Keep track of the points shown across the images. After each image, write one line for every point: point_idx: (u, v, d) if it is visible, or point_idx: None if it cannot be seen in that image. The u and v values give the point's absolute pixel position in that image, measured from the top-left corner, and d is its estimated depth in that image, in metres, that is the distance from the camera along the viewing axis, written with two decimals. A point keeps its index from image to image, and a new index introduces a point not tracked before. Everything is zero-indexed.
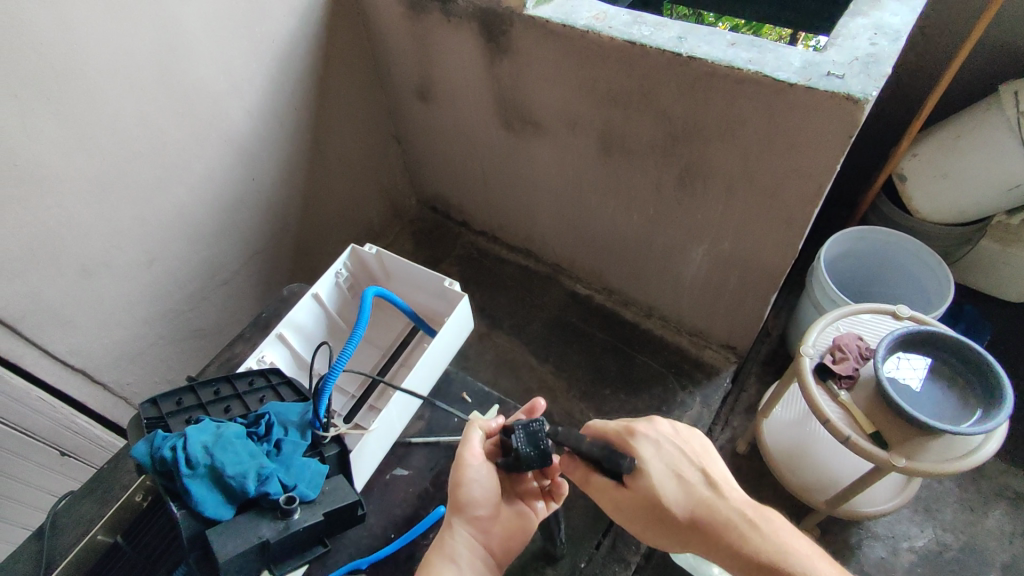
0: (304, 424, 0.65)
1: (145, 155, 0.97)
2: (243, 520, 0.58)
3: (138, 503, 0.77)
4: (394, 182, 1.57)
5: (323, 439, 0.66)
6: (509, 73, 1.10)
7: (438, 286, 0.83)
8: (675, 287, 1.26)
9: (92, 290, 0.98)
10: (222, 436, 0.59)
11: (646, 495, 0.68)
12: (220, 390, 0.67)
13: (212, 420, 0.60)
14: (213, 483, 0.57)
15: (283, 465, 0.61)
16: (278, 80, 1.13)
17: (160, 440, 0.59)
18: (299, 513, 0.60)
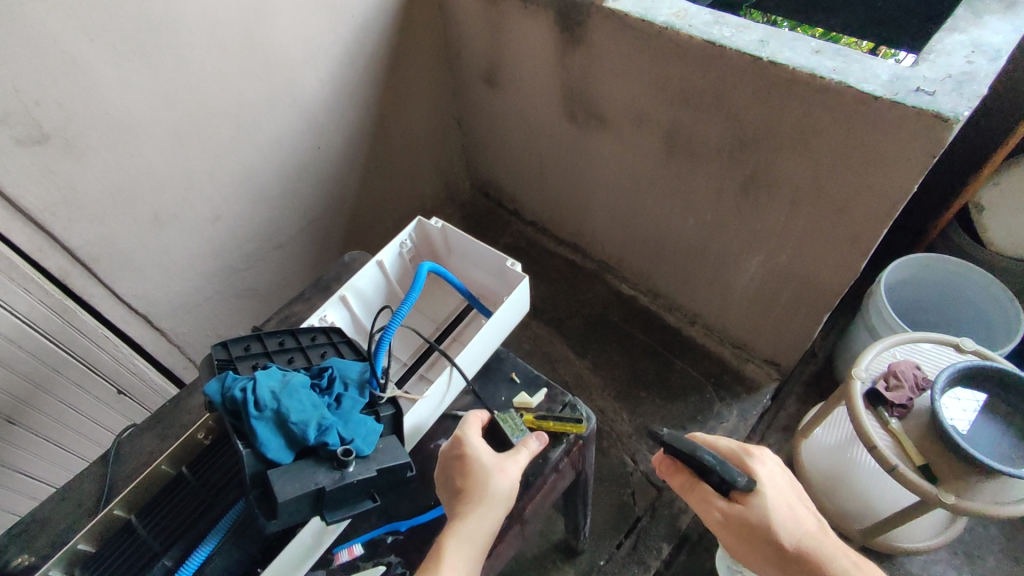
0: (363, 382, 0.60)
1: (223, 115, 1.01)
2: (300, 466, 0.52)
3: (200, 441, 0.69)
4: (450, 164, 1.59)
5: (380, 398, 0.60)
6: (580, 64, 1.10)
7: (497, 267, 0.83)
8: (724, 297, 1.24)
9: (161, 239, 1.03)
10: (289, 384, 0.55)
11: (760, 519, 0.67)
12: (285, 342, 0.65)
13: (274, 369, 0.57)
14: (272, 425, 0.52)
15: (343, 418, 0.55)
16: (353, 53, 1.15)
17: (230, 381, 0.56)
18: (354, 466, 0.52)
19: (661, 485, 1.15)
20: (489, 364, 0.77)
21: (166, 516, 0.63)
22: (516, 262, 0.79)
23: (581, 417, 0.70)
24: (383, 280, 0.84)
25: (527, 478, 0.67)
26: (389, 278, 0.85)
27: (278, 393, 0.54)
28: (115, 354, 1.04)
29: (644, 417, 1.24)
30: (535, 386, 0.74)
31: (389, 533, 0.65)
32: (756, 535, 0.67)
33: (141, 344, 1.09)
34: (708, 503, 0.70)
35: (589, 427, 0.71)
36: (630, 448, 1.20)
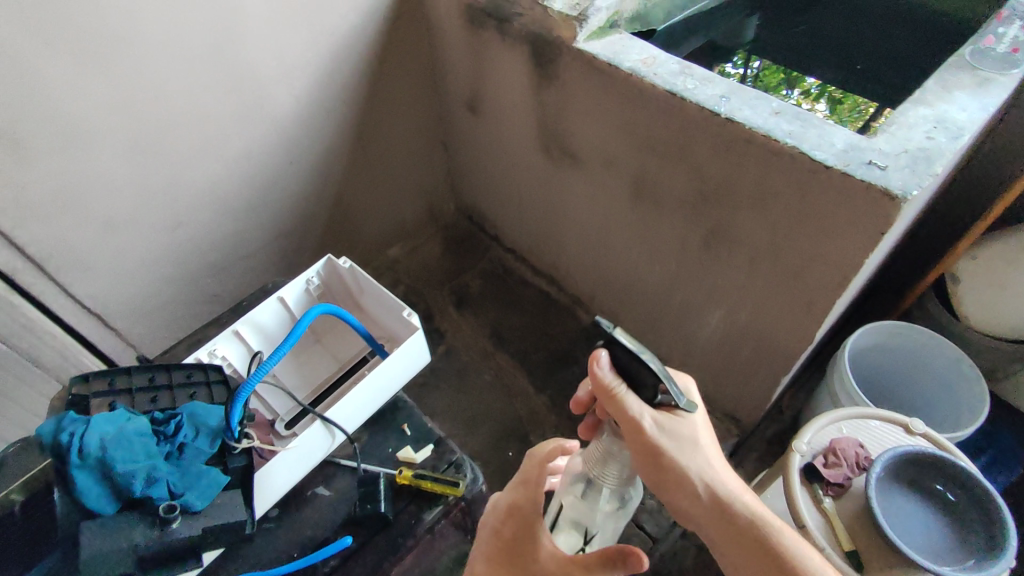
0: (214, 432, 0.61)
1: (190, 125, 1.01)
2: (123, 518, 0.54)
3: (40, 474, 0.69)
4: (434, 185, 1.58)
5: (233, 446, 0.61)
6: (554, 101, 1.09)
7: (400, 314, 0.81)
8: (688, 347, 1.21)
9: (117, 241, 1.03)
10: (123, 431, 0.57)
11: (681, 449, 0.60)
12: (154, 379, 0.65)
13: (120, 415, 0.58)
14: (95, 475, 0.54)
15: (178, 469, 0.58)
16: (332, 70, 1.16)
17: (69, 423, 0.57)
18: (177, 522, 0.55)
19: None
20: (386, 411, 0.77)
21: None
22: (413, 313, 0.78)
23: (459, 478, 0.69)
24: (287, 316, 0.84)
25: (398, 538, 0.67)
26: (294, 313, 0.85)
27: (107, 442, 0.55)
28: (64, 351, 1.05)
29: None
30: (424, 440, 0.74)
31: None
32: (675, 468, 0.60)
33: (93, 342, 1.10)
34: (636, 417, 0.58)
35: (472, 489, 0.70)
36: None
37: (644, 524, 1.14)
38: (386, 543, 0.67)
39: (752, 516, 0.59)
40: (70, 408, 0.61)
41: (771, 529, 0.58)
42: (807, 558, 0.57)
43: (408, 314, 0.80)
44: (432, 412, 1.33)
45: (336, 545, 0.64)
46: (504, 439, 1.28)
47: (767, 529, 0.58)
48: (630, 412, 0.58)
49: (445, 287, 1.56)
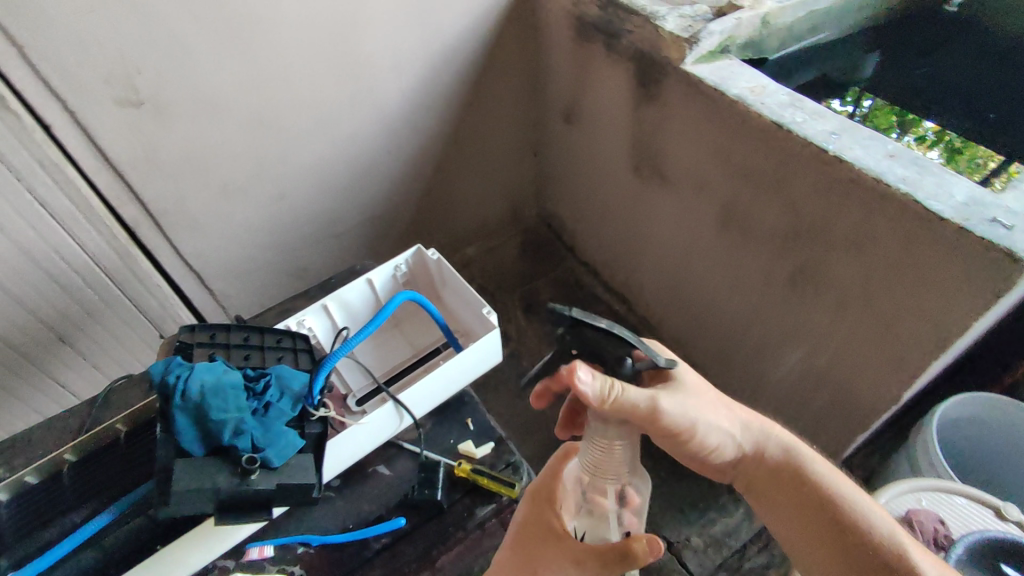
0: (298, 394, 0.61)
1: (303, 108, 1.08)
2: (207, 462, 0.55)
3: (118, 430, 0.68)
4: (520, 189, 1.60)
5: (311, 414, 0.62)
6: (652, 119, 1.08)
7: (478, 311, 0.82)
8: (758, 386, 1.16)
9: (224, 207, 1.12)
10: (219, 380, 0.58)
11: (704, 416, 0.61)
12: (249, 339, 0.68)
13: (220, 366, 0.60)
14: (191, 417, 0.55)
15: (262, 425, 0.58)
16: (439, 69, 1.20)
17: (175, 366, 0.60)
18: (256, 475, 0.55)
19: None
20: (451, 404, 0.79)
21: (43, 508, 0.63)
22: (492, 311, 0.78)
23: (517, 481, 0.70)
24: (372, 297, 0.87)
25: (448, 527, 0.68)
26: (379, 295, 0.87)
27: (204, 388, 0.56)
28: (164, 301, 1.14)
29: None
30: (484, 438, 0.75)
31: (302, 543, 0.66)
32: (704, 436, 0.63)
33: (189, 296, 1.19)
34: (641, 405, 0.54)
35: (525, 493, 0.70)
36: None
37: (686, 561, 1.10)
38: (434, 531, 0.68)
39: (785, 453, 0.64)
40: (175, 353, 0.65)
41: (807, 472, 0.62)
42: (852, 497, 0.60)
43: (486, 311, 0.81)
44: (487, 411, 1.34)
45: (388, 523, 0.67)
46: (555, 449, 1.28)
47: (804, 469, 0.62)
48: (631, 406, 0.54)
49: (516, 292, 1.57)
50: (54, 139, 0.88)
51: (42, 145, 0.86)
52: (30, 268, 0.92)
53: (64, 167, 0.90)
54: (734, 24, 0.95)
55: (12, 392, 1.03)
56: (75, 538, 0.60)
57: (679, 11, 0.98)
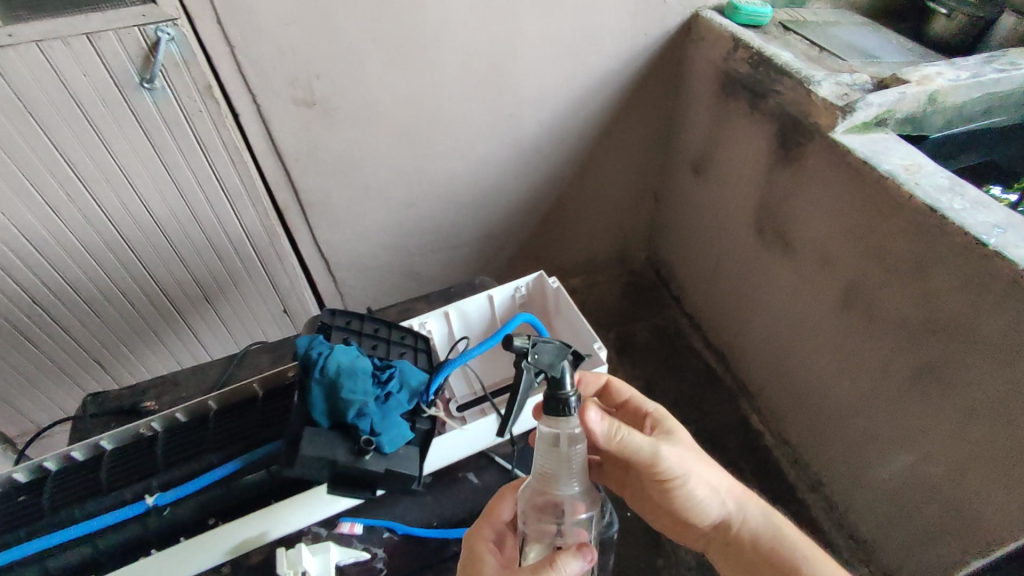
0: (416, 391, 0.64)
1: (446, 127, 1.16)
2: (331, 436, 0.58)
3: (253, 390, 0.72)
4: (634, 231, 1.60)
5: (424, 411, 0.65)
6: (786, 183, 1.05)
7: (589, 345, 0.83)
8: (858, 481, 1.07)
9: (361, 205, 1.21)
10: (354, 364, 0.61)
11: (697, 473, 0.66)
12: (378, 331, 0.73)
13: (354, 348, 0.64)
14: (324, 390, 0.59)
15: (383, 413, 0.61)
16: (577, 105, 1.24)
17: (317, 342, 0.64)
18: (370, 457, 0.58)
19: None
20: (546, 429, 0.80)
21: (180, 446, 0.67)
22: (604, 348, 0.78)
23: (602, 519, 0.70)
24: (489, 313, 0.91)
25: None
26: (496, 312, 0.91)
27: (341, 368, 0.60)
28: (293, 281, 1.25)
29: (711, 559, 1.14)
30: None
31: (388, 529, 0.70)
32: (694, 494, 0.67)
33: (313, 279, 1.30)
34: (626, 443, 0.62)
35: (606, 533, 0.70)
36: None
37: None
38: None
39: (764, 523, 0.68)
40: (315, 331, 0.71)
41: (783, 543, 0.66)
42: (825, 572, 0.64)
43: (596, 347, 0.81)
44: None
45: None
46: None
47: (780, 539, 0.66)
48: (632, 446, 0.62)
49: (612, 331, 1.57)
50: (238, 125, 1.00)
51: (230, 129, 0.98)
52: (197, 232, 1.08)
53: (242, 150, 1.02)
54: (896, 98, 0.91)
55: (154, 331, 1.20)
56: (206, 476, 0.63)
57: (836, 78, 0.96)
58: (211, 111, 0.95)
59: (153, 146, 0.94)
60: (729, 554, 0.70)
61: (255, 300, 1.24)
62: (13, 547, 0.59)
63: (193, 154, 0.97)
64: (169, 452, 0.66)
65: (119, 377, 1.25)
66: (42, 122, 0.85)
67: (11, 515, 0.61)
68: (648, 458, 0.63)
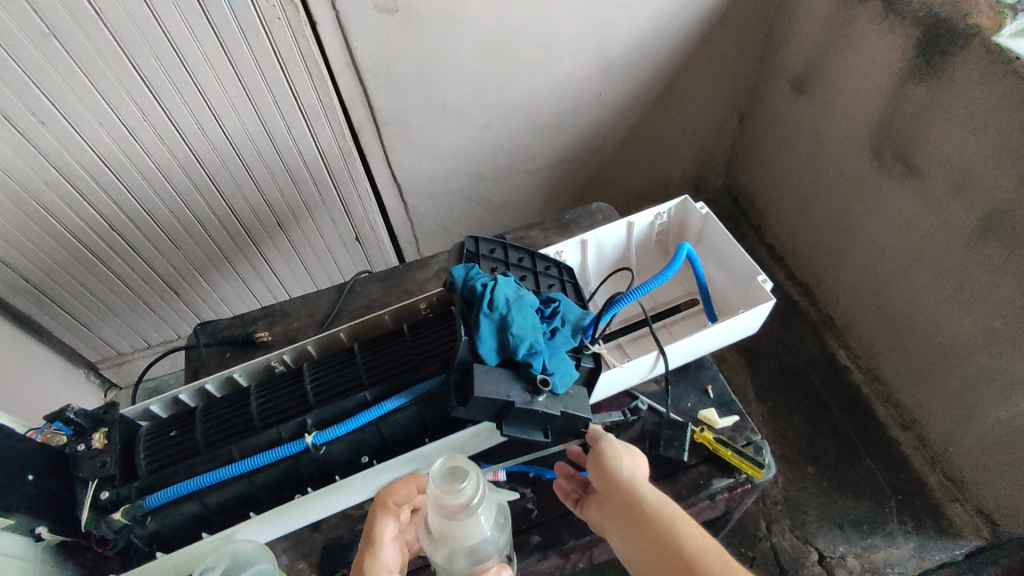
0: (578, 327, 0.62)
1: (533, 36, 1.05)
2: (503, 373, 0.56)
3: (384, 323, 0.70)
4: (714, 155, 1.50)
5: (587, 347, 0.62)
6: (921, 99, 0.94)
7: (746, 279, 0.74)
8: (963, 420, 1.03)
9: (440, 126, 1.14)
10: (521, 299, 0.59)
11: (629, 454, 0.59)
12: (523, 261, 0.70)
13: (514, 280, 0.61)
14: (493, 327, 0.56)
15: (550, 351, 0.58)
16: (675, 13, 1.11)
17: (477, 275, 0.61)
18: (543, 397, 0.56)
19: (787, 569, 1.06)
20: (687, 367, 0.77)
21: (328, 385, 0.63)
22: (770, 280, 0.69)
23: (763, 463, 0.67)
24: (625, 242, 0.82)
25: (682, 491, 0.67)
26: (632, 242, 0.82)
27: (510, 302, 0.57)
28: (367, 208, 1.21)
29: (800, 494, 1.13)
30: (728, 409, 0.73)
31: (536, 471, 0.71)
32: (619, 463, 0.57)
33: (387, 206, 1.25)
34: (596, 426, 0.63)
35: (766, 476, 0.68)
36: (770, 515, 1.11)
37: None
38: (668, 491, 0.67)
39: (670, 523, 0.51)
40: (462, 261, 0.69)
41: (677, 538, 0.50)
42: None
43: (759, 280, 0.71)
44: None
45: None
46: None
47: (678, 535, 0.50)
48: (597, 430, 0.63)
49: None
50: (316, 36, 0.92)
51: (309, 41, 0.90)
52: (272, 155, 1.03)
53: (321, 64, 0.94)
54: None
55: (228, 260, 1.17)
56: (367, 414, 0.60)
57: None
58: (290, 18, 0.86)
59: (230, 61, 0.87)
60: (614, 527, 0.55)
61: (329, 226, 1.21)
62: (175, 484, 0.59)
63: (272, 71, 0.91)
64: (319, 389, 0.63)
65: (197, 308, 1.25)
66: (114, 30, 0.78)
67: (164, 450, 0.61)
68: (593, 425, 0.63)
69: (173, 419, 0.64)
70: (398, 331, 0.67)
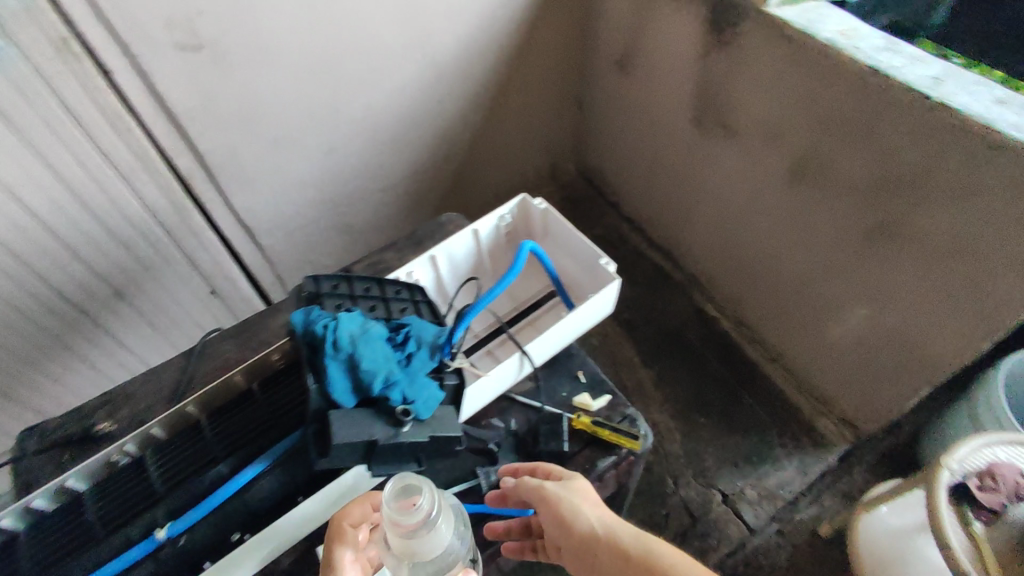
0: (436, 347, 0.61)
1: (358, 53, 1.03)
2: (362, 413, 0.54)
3: (235, 384, 0.67)
4: (561, 143, 1.56)
5: (447, 366, 0.61)
6: (722, 67, 1.04)
7: (592, 263, 0.78)
8: (814, 343, 1.17)
9: (278, 159, 1.08)
10: (369, 332, 0.57)
11: (585, 503, 0.58)
12: (371, 290, 0.69)
13: (360, 314, 0.59)
14: (344, 368, 0.55)
15: (410, 377, 0.57)
16: (494, 14, 1.14)
17: (318, 316, 0.59)
18: (410, 427, 0.55)
19: (698, 517, 1.12)
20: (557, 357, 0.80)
21: (178, 465, 0.61)
22: (613, 261, 0.74)
23: (638, 434, 0.71)
24: (475, 250, 0.83)
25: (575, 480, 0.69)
26: (482, 248, 0.83)
27: (357, 339, 0.56)
28: (216, 256, 1.14)
29: (696, 444, 1.20)
30: (599, 390, 0.76)
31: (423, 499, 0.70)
32: (582, 520, 0.57)
33: (239, 252, 1.17)
34: (536, 487, 0.61)
35: (644, 445, 0.72)
36: (674, 471, 1.17)
37: (743, 514, 1.12)
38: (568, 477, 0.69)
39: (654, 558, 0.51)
40: (305, 303, 0.66)
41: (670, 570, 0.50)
42: None
43: (603, 263, 0.76)
44: None
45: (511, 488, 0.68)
46: None
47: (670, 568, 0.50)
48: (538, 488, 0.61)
49: None
50: (111, 84, 0.84)
51: (103, 91, 0.83)
52: (90, 221, 0.91)
53: (123, 115, 0.87)
54: None
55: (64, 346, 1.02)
56: (225, 489, 0.57)
57: None
58: (74, 70, 0.79)
59: (12, 127, 0.76)
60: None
61: (177, 284, 1.11)
62: None
63: (65, 130, 0.81)
64: (166, 473, 0.59)
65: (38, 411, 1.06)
66: None
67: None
68: (535, 487, 0.61)
69: (43, 531, 0.57)
70: (249, 390, 0.66)
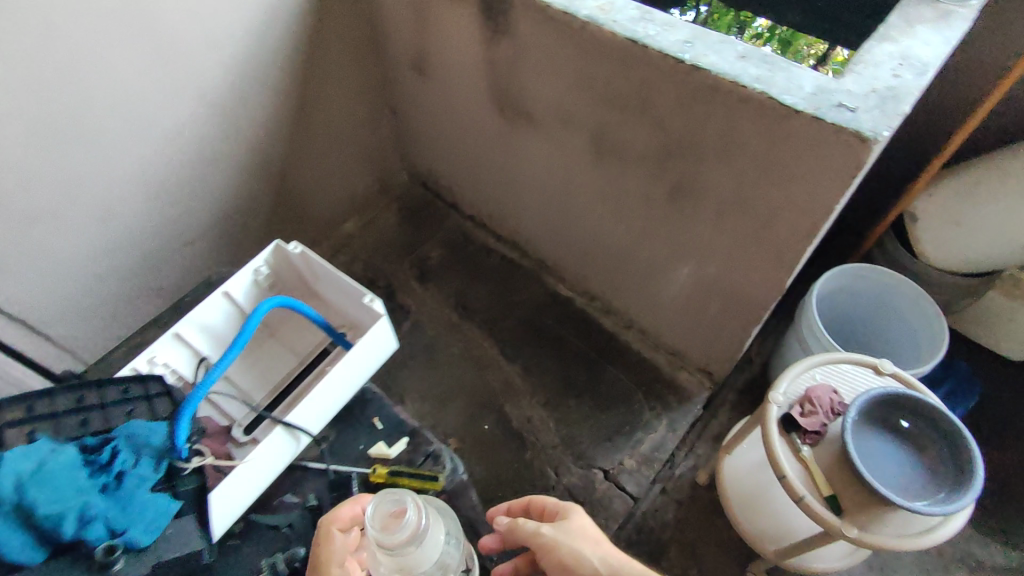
0: (158, 455, 0.75)
1: (105, 104, 0.92)
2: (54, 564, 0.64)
3: None
4: (384, 152, 1.49)
5: (179, 468, 0.77)
6: (507, 56, 1.03)
7: (359, 300, 0.98)
8: (658, 305, 1.20)
9: (38, 237, 0.94)
10: (42, 471, 0.65)
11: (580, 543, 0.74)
12: (83, 399, 0.77)
13: (39, 448, 0.67)
14: (15, 520, 0.63)
15: (117, 504, 0.69)
16: (263, 35, 1.06)
17: None
18: (119, 564, 0.66)
19: (583, 500, 1.12)
20: None
21: None
22: (376, 300, 0.94)
23: (440, 475, 0.88)
24: (235, 309, 1.00)
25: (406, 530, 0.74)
26: (243, 305, 1.01)
27: (23, 486, 0.63)
28: None
29: (571, 428, 1.20)
30: (401, 433, 0.95)
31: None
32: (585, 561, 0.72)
33: (20, 349, 1.01)
34: (535, 531, 0.75)
35: (453, 477, 0.90)
36: (554, 460, 1.16)
37: (625, 485, 1.14)
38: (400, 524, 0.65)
39: None
40: None
41: None
42: None
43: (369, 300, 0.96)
44: (403, 392, 1.25)
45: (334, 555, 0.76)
46: (478, 412, 1.22)
47: None
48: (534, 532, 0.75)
49: (405, 261, 1.46)
50: None
51: None
52: None
53: None
54: None
55: None
56: None
57: None
58: None
59: None
60: None
61: None
62: None
63: None
64: None
65: None
66: None
67: None
68: (534, 531, 0.75)
69: None
70: None
